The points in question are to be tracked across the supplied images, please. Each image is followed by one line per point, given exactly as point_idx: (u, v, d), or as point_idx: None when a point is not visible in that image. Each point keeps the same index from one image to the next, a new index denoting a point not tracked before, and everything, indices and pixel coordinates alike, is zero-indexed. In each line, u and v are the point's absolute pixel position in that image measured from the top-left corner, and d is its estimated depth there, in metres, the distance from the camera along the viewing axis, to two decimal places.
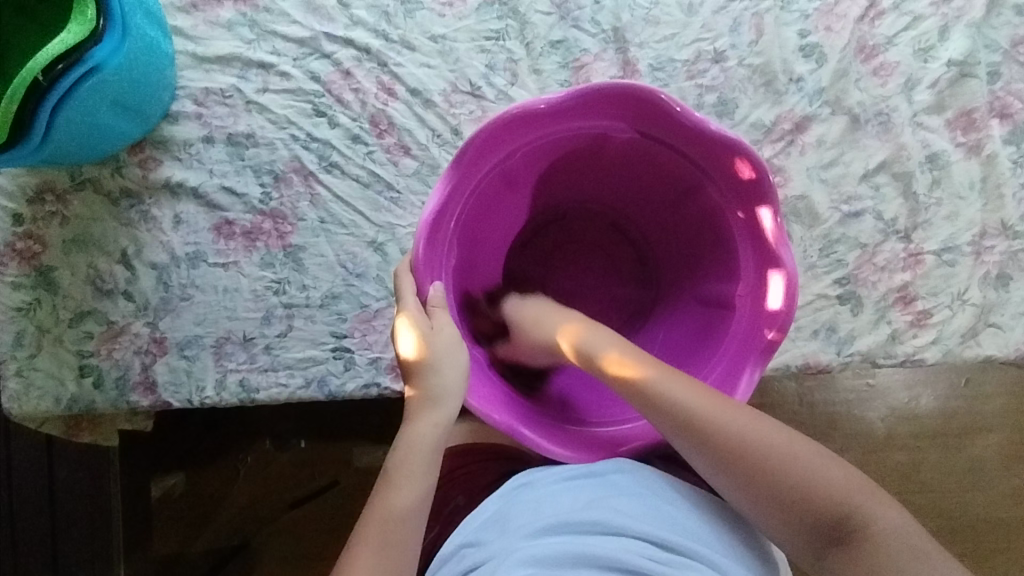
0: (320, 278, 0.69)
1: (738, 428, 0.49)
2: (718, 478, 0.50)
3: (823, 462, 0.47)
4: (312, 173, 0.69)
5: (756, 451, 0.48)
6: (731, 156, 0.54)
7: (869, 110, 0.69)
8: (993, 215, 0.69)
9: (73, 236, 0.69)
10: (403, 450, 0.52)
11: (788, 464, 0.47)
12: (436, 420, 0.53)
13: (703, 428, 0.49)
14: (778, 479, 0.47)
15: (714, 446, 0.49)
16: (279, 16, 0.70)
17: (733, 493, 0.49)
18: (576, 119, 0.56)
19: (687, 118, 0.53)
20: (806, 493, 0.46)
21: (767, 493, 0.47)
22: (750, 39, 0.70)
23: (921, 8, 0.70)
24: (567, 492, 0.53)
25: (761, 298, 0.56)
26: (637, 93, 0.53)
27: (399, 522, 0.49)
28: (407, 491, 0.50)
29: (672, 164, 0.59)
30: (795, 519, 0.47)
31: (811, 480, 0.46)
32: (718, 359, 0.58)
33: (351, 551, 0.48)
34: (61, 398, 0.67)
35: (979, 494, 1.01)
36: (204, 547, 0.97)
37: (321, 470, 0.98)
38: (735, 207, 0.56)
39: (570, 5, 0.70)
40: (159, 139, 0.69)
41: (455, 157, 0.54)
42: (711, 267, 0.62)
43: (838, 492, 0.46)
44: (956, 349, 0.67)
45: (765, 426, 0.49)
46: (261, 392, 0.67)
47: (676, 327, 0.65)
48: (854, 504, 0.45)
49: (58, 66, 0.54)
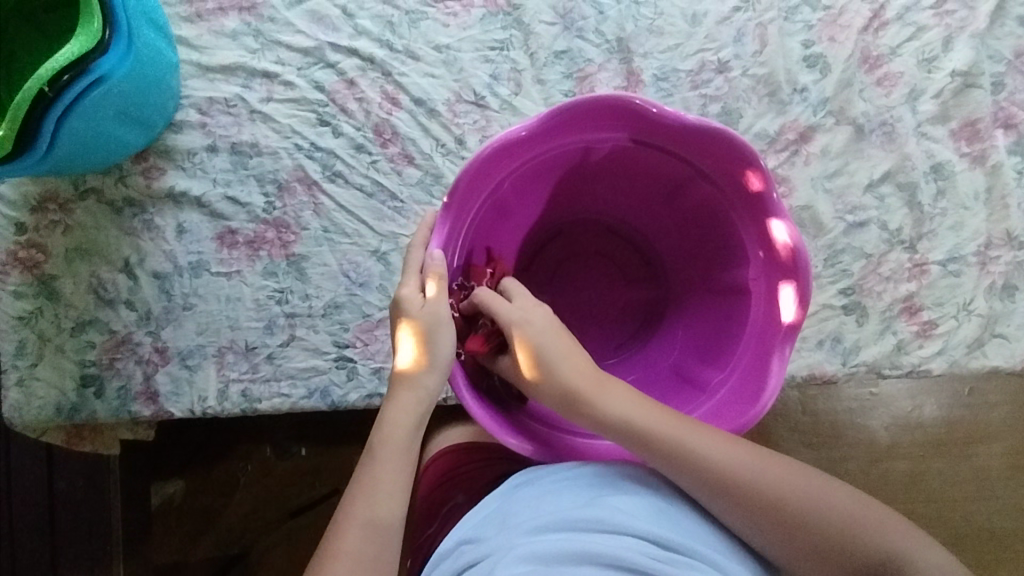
0: (322, 287, 0.68)
1: (772, 480, 0.49)
2: (752, 530, 0.49)
3: (857, 503, 0.48)
4: (316, 182, 0.69)
5: (794, 502, 0.48)
6: (741, 167, 0.54)
7: (873, 120, 0.69)
8: (998, 225, 0.69)
9: (75, 245, 0.68)
10: (384, 433, 0.52)
11: (825, 510, 0.48)
12: (417, 398, 0.53)
13: (738, 481, 0.49)
14: (818, 527, 0.48)
15: (746, 497, 0.49)
16: (282, 26, 0.70)
17: (769, 543, 0.49)
18: (562, 134, 0.56)
19: (669, 116, 0.54)
20: (845, 534, 0.47)
21: (807, 542, 0.48)
22: (754, 50, 0.70)
23: (924, 19, 0.70)
24: (567, 491, 0.52)
25: (776, 274, 0.55)
26: (619, 100, 0.53)
27: (386, 508, 0.49)
28: (388, 481, 0.50)
29: (664, 165, 0.59)
30: (833, 560, 0.47)
31: (849, 524, 0.47)
32: (746, 342, 0.57)
33: (339, 526, 0.48)
34: (62, 408, 0.67)
35: (982, 503, 1.01)
36: (204, 557, 0.96)
37: (323, 478, 0.96)
38: (743, 215, 0.56)
39: (574, 15, 0.70)
40: (163, 148, 0.69)
41: (448, 197, 0.53)
42: (718, 277, 0.62)
43: (875, 527, 0.47)
44: (962, 360, 0.67)
45: (798, 473, 0.50)
46: (263, 402, 0.67)
47: (700, 324, 0.64)
48: (888, 537, 0.47)
49: (65, 77, 0.54)
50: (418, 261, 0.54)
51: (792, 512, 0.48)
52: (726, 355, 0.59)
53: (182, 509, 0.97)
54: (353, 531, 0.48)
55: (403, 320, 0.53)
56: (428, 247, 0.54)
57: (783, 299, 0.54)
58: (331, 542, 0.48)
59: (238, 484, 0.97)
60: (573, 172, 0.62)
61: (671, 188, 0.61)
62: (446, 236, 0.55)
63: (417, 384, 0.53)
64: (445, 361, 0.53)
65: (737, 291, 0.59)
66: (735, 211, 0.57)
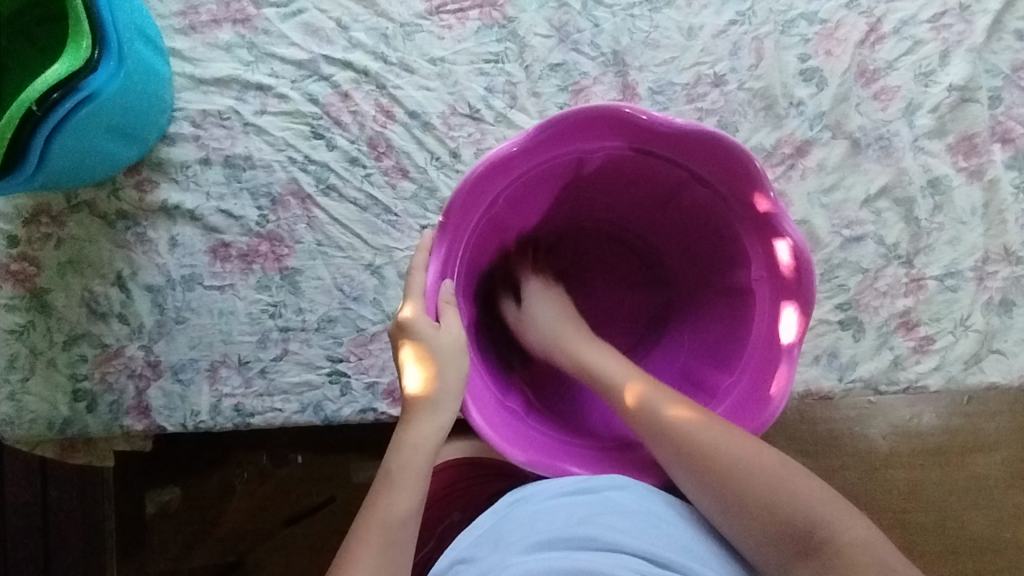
0: (316, 301, 0.68)
1: (715, 441, 0.49)
2: (699, 493, 0.49)
3: (801, 480, 0.46)
4: (310, 196, 0.69)
5: (739, 471, 0.47)
6: (742, 171, 0.53)
7: (870, 135, 0.69)
8: (995, 240, 0.68)
9: (67, 258, 0.68)
10: (402, 456, 0.50)
11: (764, 480, 0.46)
12: (437, 425, 0.51)
13: (688, 444, 0.49)
14: (740, 486, 0.47)
15: (688, 455, 0.49)
16: (277, 38, 0.70)
17: (711, 509, 0.49)
18: (553, 148, 0.55)
19: (658, 122, 0.53)
20: (779, 508, 0.45)
21: (730, 501, 0.47)
22: (750, 63, 0.69)
23: (921, 33, 0.70)
24: (561, 508, 0.52)
25: (781, 277, 0.54)
26: (611, 109, 0.52)
27: (402, 530, 0.48)
28: (405, 505, 0.48)
29: (660, 172, 0.58)
30: (763, 531, 0.46)
31: (775, 490, 0.46)
32: (752, 347, 0.56)
33: (351, 550, 0.46)
34: (54, 423, 0.66)
35: (980, 513, 1.00)
36: (200, 565, 0.95)
37: (319, 486, 0.96)
38: (744, 218, 0.55)
39: (569, 28, 0.70)
40: (157, 161, 0.68)
41: (442, 220, 0.53)
42: (721, 280, 0.60)
43: (807, 503, 0.45)
44: (959, 376, 0.66)
45: (757, 448, 0.48)
46: (256, 416, 0.66)
47: (704, 329, 0.62)
48: (819, 518, 0.44)
49: (53, 96, 0.53)
50: (420, 285, 0.53)
51: (732, 478, 0.47)
52: (733, 359, 0.58)
53: (178, 517, 0.96)
54: (366, 554, 0.46)
55: (408, 341, 0.52)
56: (428, 270, 0.53)
57: (786, 317, 0.53)
58: (345, 562, 0.46)
59: (235, 491, 0.96)
60: (567, 184, 0.61)
61: (666, 196, 0.60)
62: (444, 259, 0.54)
63: (433, 410, 0.51)
64: (456, 382, 0.52)
65: (742, 294, 0.58)
66: (735, 215, 0.55)
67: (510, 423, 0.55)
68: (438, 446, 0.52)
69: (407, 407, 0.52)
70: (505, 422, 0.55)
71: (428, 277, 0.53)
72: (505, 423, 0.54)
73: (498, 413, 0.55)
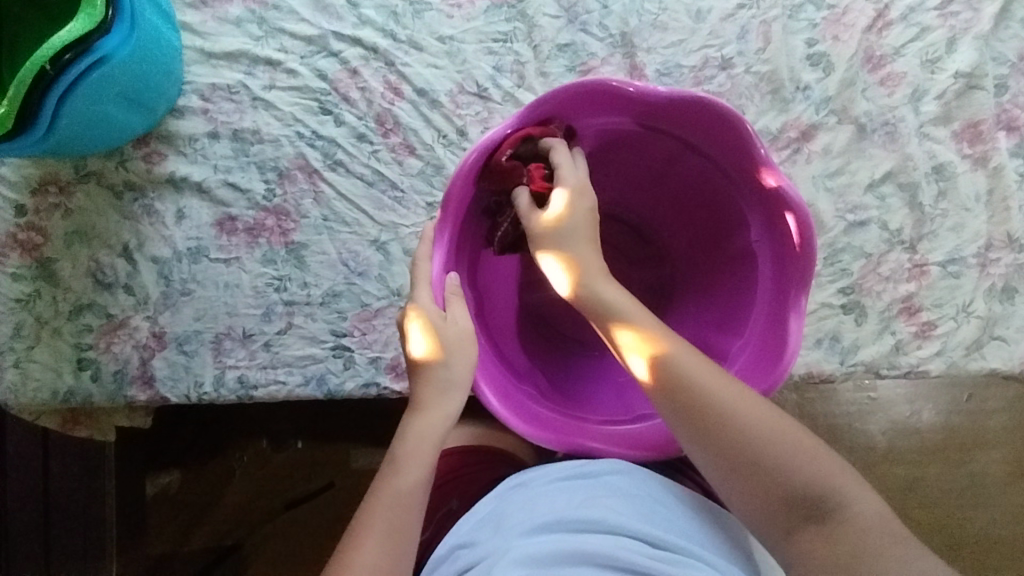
0: (321, 275, 0.68)
1: (733, 402, 0.48)
2: (705, 453, 0.49)
3: (814, 448, 0.47)
4: (317, 171, 0.69)
5: (760, 435, 0.47)
6: (730, 132, 0.53)
7: (875, 120, 0.69)
8: (999, 227, 0.69)
9: (75, 228, 0.68)
10: (411, 439, 0.51)
11: (784, 449, 0.47)
12: (444, 413, 0.52)
13: (705, 406, 0.48)
14: (759, 453, 0.47)
15: (702, 416, 0.48)
16: (287, 14, 0.70)
17: (715, 468, 0.49)
18: (548, 125, 0.56)
19: (646, 91, 0.54)
20: (796, 477, 0.47)
21: (744, 464, 0.48)
22: (757, 47, 0.70)
23: (929, 20, 0.70)
24: (560, 493, 0.53)
25: (779, 237, 0.54)
26: (598, 83, 0.53)
27: (406, 512, 0.48)
28: (411, 482, 0.49)
29: (655, 143, 0.59)
30: (771, 494, 0.47)
31: (795, 459, 0.47)
32: (756, 310, 0.56)
33: (355, 537, 0.47)
34: (58, 391, 0.67)
35: (978, 511, 1.00)
36: (198, 547, 0.95)
37: (319, 471, 0.96)
38: (740, 181, 0.56)
39: (578, 9, 0.70)
40: (165, 133, 0.69)
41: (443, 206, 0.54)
42: (723, 247, 0.61)
43: (822, 475, 0.46)
44: (960, 361, 0.67)
45: (772, 414, 0.48)
46: (259, 389, 0.67)
47: (708, 300, 0.63)
48: (836, 489, 0.46)
49: (66, 56, 0.53)
50: (426, 274, 0.54)
51: (750, 445, 0.47)
52: (738, 323, 0.58)
53: (178, 499, 0.96)
54: (369, 543, 0.47)
55: (418, 329, 0.52)
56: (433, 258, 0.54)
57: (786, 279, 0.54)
58: (349, 549, 0.47)
59: (234, 474, 0.96)
60: None
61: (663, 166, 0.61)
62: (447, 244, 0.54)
63: (441, 399, 0.52)
64: (462, 371, 0.53)
65: (746, 259, 0.58)
66: (733, 180, 0.56)
67: (524, 400, 0.56)
68: (445, 434, 0.53)
69: (416, 395, 0.53)
70: (518, 399, 0.55)
71: (433, 266, 0.54)
72: (520, 402, 0.55)
73: (510, 392, 0.56)
